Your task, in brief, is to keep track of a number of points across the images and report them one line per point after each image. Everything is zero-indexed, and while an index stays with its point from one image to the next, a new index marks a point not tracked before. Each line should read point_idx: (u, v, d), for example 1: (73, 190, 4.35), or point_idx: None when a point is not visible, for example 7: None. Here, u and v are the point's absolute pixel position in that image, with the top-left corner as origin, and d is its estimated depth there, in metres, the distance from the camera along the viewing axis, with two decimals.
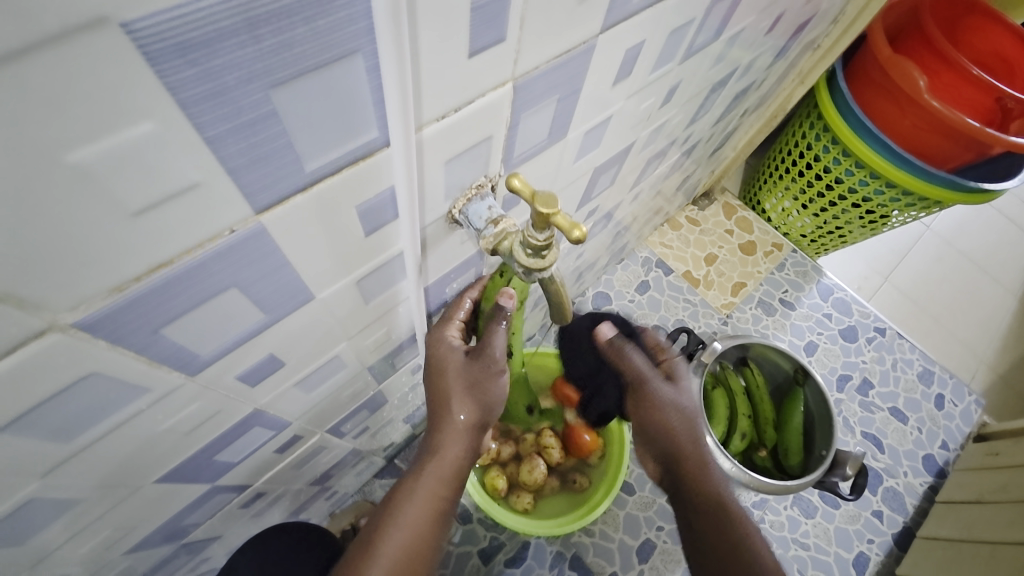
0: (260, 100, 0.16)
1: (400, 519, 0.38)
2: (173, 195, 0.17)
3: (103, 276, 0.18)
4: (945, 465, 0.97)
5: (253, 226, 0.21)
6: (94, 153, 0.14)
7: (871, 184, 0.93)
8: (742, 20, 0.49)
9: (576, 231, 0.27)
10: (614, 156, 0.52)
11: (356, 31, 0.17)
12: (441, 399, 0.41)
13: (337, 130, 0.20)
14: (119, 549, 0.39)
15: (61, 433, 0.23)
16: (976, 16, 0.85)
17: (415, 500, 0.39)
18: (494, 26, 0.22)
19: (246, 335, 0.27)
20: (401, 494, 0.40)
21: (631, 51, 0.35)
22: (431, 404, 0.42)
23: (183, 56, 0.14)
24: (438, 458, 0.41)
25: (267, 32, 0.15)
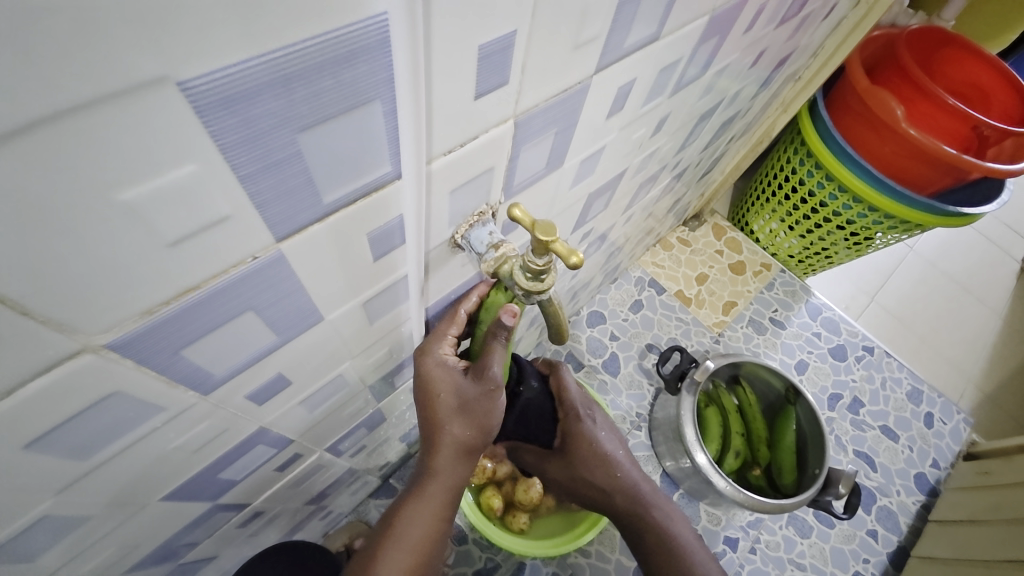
0: (288, 143, 0.18)
1: (398, 543, 0.40)
2: (205, 227, 0.18)
3: (136, 301, 0.19)
4: (936, 483, 0.98)
5: (273, 253, 0.22)
6: (140, 192, 0.16)
7: (854, 208, 0.96)
8: (727, 56, 0.52)
9: (574, 257, 0.29)
10: (608, 181, 0.55)
11: (378, 80, 0.19)
12: (434, 424, 0.40)
13: (355, 166, 0.22)
14: (118, 569, 0.39)
15: (80, 451, 0.24)
16: (952, 49, 0.90)
17: (412, 521, 0.41)
18: (498, 72, 0.24)
19: (258, 355, 0.28)
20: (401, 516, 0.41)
21: (623, 88, 0.38)
22: (424, 425, 0.41)
23: (228, 107, 0.16)
24: (436, 481, 0.41)
25: (299, 85, 0.17)
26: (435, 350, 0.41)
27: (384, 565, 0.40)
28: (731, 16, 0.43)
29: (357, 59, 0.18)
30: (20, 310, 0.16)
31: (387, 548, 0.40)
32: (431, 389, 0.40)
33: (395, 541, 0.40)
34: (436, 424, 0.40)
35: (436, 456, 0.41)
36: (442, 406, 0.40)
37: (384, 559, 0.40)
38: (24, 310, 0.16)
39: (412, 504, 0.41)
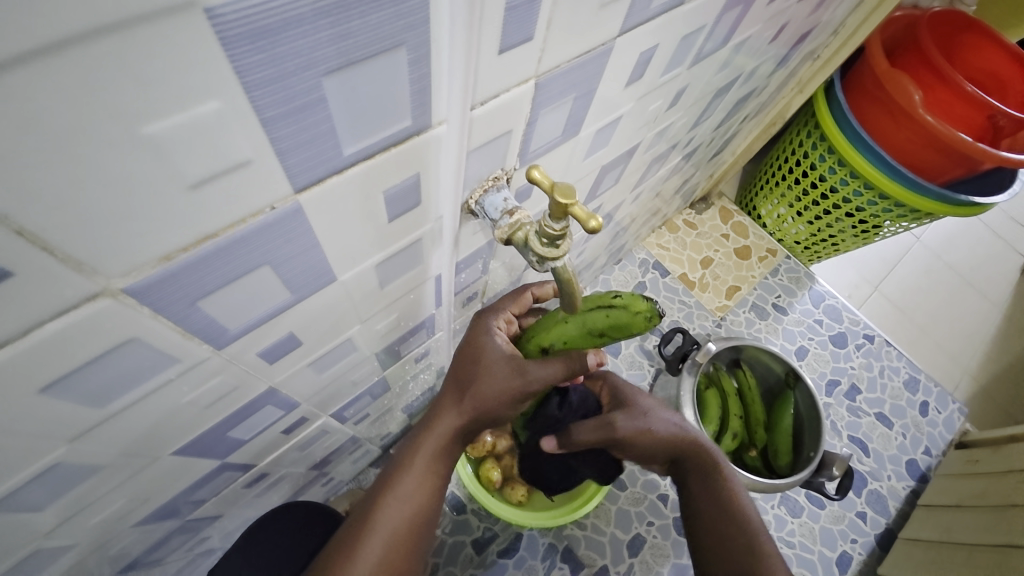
0: (312, 86, 0.18)
1: (400, 494, 0.41)
2: (227, 170, 0.18)
3: (155, 246, 0.19)
4: (927, 470, 1.00)
5: (292, 205, 0.22)
6: (164, 127, 0.15)
7: (865, 195, 0.95)
8: (748, 29, 0.50)
9: (593, 222, 0.28)
10: (620, 156, 0.54)
11: (405, 25, 0.19)
12: (459, 384, 0.42)
13: (378, 117, 0.21)
14: (129, 522, 0.39)
15: (97, 398, 0.24)
16: (974, 34, 0.88)
17: (411, 472, 0.42)
18: (524, 26, 0.24)
19: (272, 312, 0.28)
20: (401, 467, 0.42)
21: (644, 54, 0.37)
22: (449, 384, 0.43)
23: (254, 41, 0.15)
24: (436, 435, 0.42)
25: (327, 23, 0.16)
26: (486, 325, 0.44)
27: (382, 511, 0.40)
28: None
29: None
30: (40, 246, 0.16)
31: (387, 498, 0.41)
32: (470, 356, 0.42)
33: (396, 491, 0.41)
34: (459, 387, 0.42)
35: (445, 412, 0.43)
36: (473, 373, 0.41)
37: (382, 506, 0.41)
38: (43, 245, 0.16)
39: (413, 456, 0.42)
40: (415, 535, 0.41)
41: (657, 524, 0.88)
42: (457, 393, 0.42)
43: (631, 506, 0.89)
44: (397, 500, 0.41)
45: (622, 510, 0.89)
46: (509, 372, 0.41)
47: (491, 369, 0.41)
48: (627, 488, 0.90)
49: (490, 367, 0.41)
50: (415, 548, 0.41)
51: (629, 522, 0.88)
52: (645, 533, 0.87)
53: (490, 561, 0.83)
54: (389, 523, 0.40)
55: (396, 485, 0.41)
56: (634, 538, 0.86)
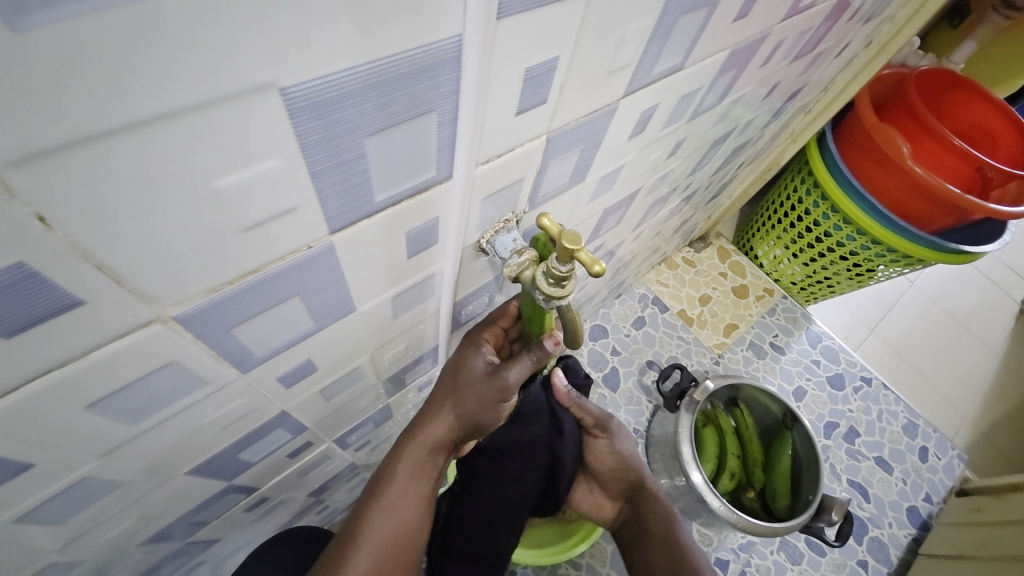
0: (357, 145, 0.20)
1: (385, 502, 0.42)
2: (277, 215, 0.20)
3: (204, 279, 0.21)
4: (928, 518, 0.99)
5: (325, 244, 0.24)
6: (231, 180, 0.18)
7: (857, 240, 0.99)
8: (743, 87, 0.54)
9: (597, 266, 0.31)
10: (622, 200, 0.57)
11: (438, 95, 0.21)
12: (441, 393, 0.43)
13: (408, 169, 0.24)
14: (136, 541, 0.40)
15: (131, 416, 0.25)
16: (960, 92, 0.93)
17: (393, 485, 0.42)
18: (539, 92, 0.27)
19: (295, 340, 0.30)
20: (384, 479, 0.43)
21: (646, 112, 0.40)
22: (433, 393, 0.44)
23: (316, 111, 0.18)
24: (414, 446, 0.42)
25: (375, 96, 0.19)
26: (477, 338, 0.45)
27: (368, 521, 0.41)
28: (751, 50, 0.46)
29: (423, 75, 0.20)
30: (112, 278, 0.18)
31: (373, 510, 0.41)
32: (453, 366, 0.44)
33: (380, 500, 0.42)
34: (439, 399, 0.43)
35: (426, 422, 0.43)
36: (455, 380, 0.43)
37: (369, 517, 0.41)
38: (116, 278, 0.18)
39: (395, 467, 0.42)
40: (401, 546, 0.42)
41: None
42: (438, 407, 0.43)
43: None
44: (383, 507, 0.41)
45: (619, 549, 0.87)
46: (485, 379, 0.41)
47: (472, 379, 0.42)
48: None
49: (470, 374, 0.42)
50: (406, 557, 0.42)
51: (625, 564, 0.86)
52: None
53: None
54: (375, 532, 0.41)
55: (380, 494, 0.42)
56: None
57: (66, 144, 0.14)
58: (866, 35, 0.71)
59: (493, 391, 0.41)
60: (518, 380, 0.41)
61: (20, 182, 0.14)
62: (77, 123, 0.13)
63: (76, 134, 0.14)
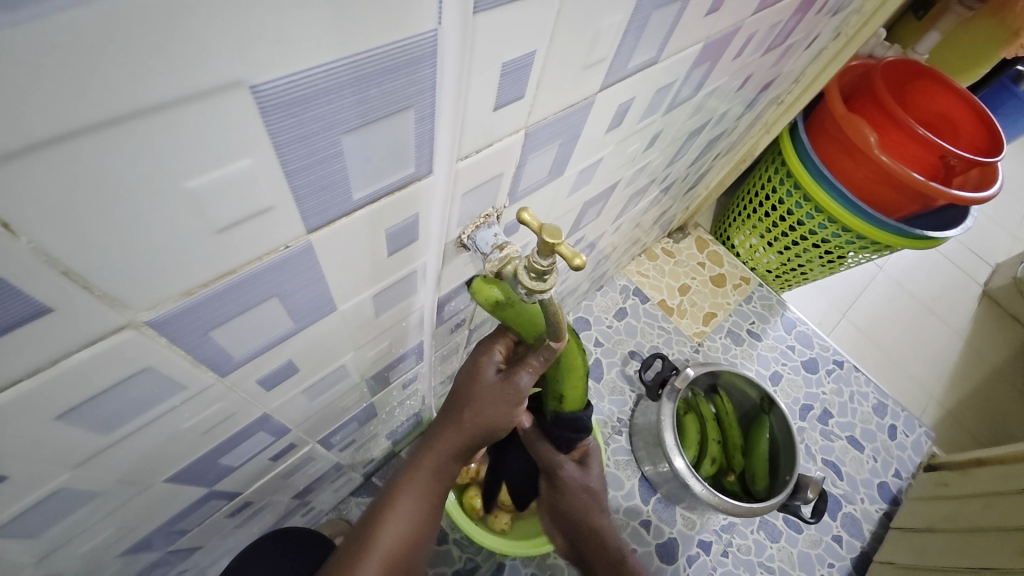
0: (333, 143, 0.20)
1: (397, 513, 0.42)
2: (252, 215, 0.20)
3: (178, 282, 0.20)
4: (898, 493, 1.03)
5: (303, 244, 0.24)
6: (203, 181, 0.17)
7: (829, 228, 1.02)
8: (718, 79, 0.55)
9: (577, 260, 0.31)
10: (602, 192, 0.57)
11: (415, 91, 0.21)
12: (457, 401, 0.44)
13: (385, 166, 0.24)
14: (114, 552, 0.39)
15: (105, 424, 0.24)
16: (925, 81, 0.96)
17: (409, 493, 0.43)
18: (516, 86, 0.27)
19: (275, 341, 0.30)
20: (399, 487, 0.43)
21: (623, 105, 0.40)
22: (449, 401, 0.45)
23: (290, 109, 0.17)
24: (432, 453, 0.44)
25: (351, 93, 0.19)
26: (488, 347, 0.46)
27: (382, 529, 0.41)
28: (723, 42, 0.46)
29: (398, 71, 0.20)
30: (81, 284, 0.17)
31: (387, 517, 0.42)
32: (467, 375, 0.45)
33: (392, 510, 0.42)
34: (455, 410, 0.44)
35: (443, 431, 0.44)
36: (471, 388, 0.44)
37: (383, 525, 0.41)
38: (84, 284, 0.17)
39: (412, 474, 0.43)
40: (413, 551, 0.42)
41: (640, 550, 0.89)
42: (455, 418, 0.44)
43: None
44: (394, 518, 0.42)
45: None
46: (501, 388, 0.43)
47: (490, 390, 0.43)
48: (610, 515, 0.91)
49: (488, 382, 0.44)
50: (413, 563, 0.43)
51: None
52: None
53: None
54: (388, 541, 0.41)
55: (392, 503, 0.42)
56: None
57: (24, 147, 0.13)
58: (835, 27, 0.72)
59: (510, 400, 0.43)
60: (528, 384, 0.43)
61: None
62: (35, 124, 0.13)
63: (34, 136, 0.13)
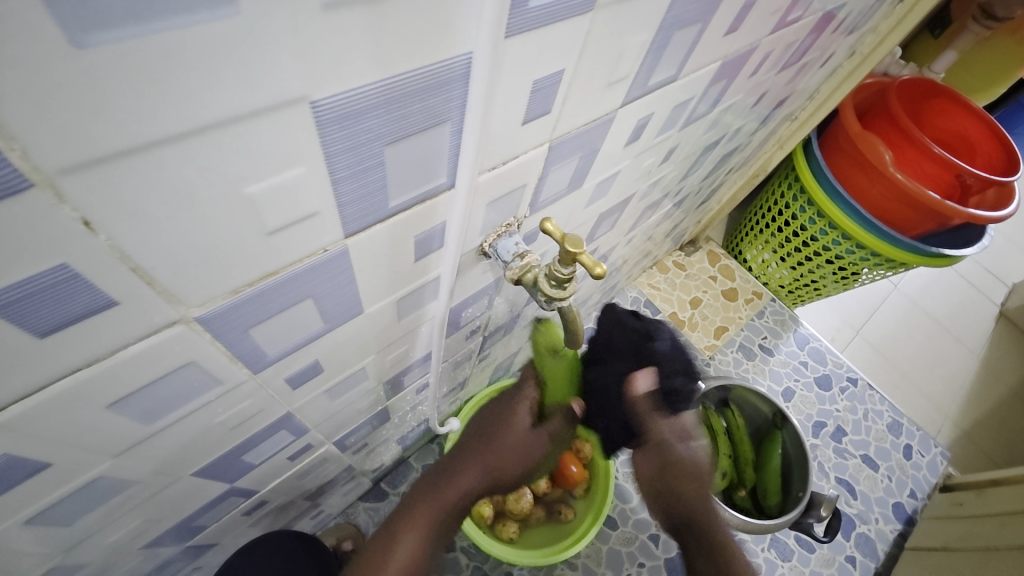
0: (376, 154, 0.21)
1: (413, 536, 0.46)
2: (299, 220, 0.21)
3: (228, 281, 0.22)
4: (913, 513, 1.01)
5: (340, 248, 0.25)
6: (261, 187, 0.19)
7: (842, 244, 1.02)
8: (733, 95, 0.56)
9: (598, 268, 0.32)
10: (617, 204, 0.58)
11: (452, 106, 0.23)
12: (490, 440, 0.53)
13: (420, 176, 0.25)
14: (137, 544, 0.40)
15: (147, 415, 0.26)
16: (940, 100, 0.97)
17: (428, 516, 0.47)
18: (544, 102, 0.28)
19: (305, 341, 0.31)
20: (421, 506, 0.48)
21: (641, 121, 0.42)
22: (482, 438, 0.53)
23: (341, 123, 0.19)
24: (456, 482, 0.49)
25: (396, 107, 0.20)
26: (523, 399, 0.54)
27: (405, 543, 0.46)
28: (739, 61, 0.48)
29: (438, 88, 0.21)
30: (145, 280, 0.19)
31: (406, 536, 0.46)
32: (503, 419, 0.54)
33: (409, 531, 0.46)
34: (483, 449, 0.52)
35: (471, 465, 0.51)
36: (507, 430, 0.53)
37: (404, 540, 0.46)
38: (148, 280, 0.19)
39: (434, 498, 0.48)
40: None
41: (648, 565, 0.88)
42: (481, 455, 0.52)
43: (622, 546, 0.89)
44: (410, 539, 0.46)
45: (613, 550, 0.89)
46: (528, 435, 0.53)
47: (519, 437, 0.53)
48: (619, 527, 0.91)
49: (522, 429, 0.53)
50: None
51: (620, 563, 0.88)
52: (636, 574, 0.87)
53: None
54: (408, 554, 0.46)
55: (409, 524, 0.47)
56: None
57: (114, 153, 0.14)
58: (849, 46, 0.73)
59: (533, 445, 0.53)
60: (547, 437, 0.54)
61: (70, 187, 0.14)
62: (127, 132, 0.14)
63: (126, 143, 0.14)
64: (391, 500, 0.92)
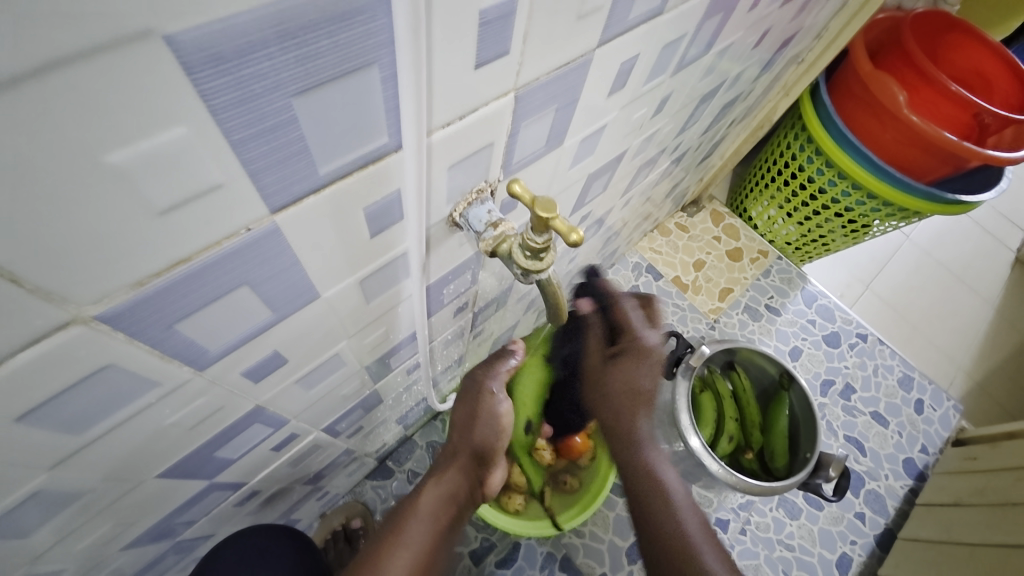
0: (282, 107, 0.18)
1: (420, 526, 0.47)
2: (198, 195, 0.18)
3: (126, 271, 0.18)
4: (924, 468, 1.00)
5: (268, 226, 0.22)
6: (129, 155, 0.15)
7: (853, 196, 0.96)
8: (730, 35, 0.51)
9: (574, 235, 0.29)
10: (608, 163, 0.54)
11: (376, 44, 0.19)
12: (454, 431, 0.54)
13: (353, 135, 0.21)
14: (116, 545, 0.39)
15: (73, 425, 0.23)
16: (958, 34, 0.89)
17: (418, 517, 0.48)
18: (499, 41, 0.24)
19: (253, 332, 0.28)
20: (404, 512, 0.48)
21: (626, 64, 0.37)
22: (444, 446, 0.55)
23: (216, 65, 0.15)
24: (432, 485, 0.51)
25: (293, 45, 0.16)
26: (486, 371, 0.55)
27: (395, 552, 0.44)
28: None
29: (353, 19, 0.17)
30: (6, 277, 0.16)
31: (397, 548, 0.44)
32: (464, 406, 0.54)
33: (410, 530, 0.46)
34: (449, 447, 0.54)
35: (448, 471, 0.52)
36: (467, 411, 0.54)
37: (395, 549, 0.44)
38: (10, 277, 0.16)
39: (415, 505, 0.49)
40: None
41: None
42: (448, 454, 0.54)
43: None
44: (420, 528, 0.47)
45: (621, 516, 0.88)
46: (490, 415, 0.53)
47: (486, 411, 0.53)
48: None
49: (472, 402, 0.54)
50: None
51: (628, 528, 0.88)
52: None
53: (489, 572, 0.83)
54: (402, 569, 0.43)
55: (409, 523, 0.47)
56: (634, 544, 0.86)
57: None
58: None
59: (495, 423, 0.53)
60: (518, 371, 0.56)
61: None
62: None
63: None
64: (397, 478, 0.91)
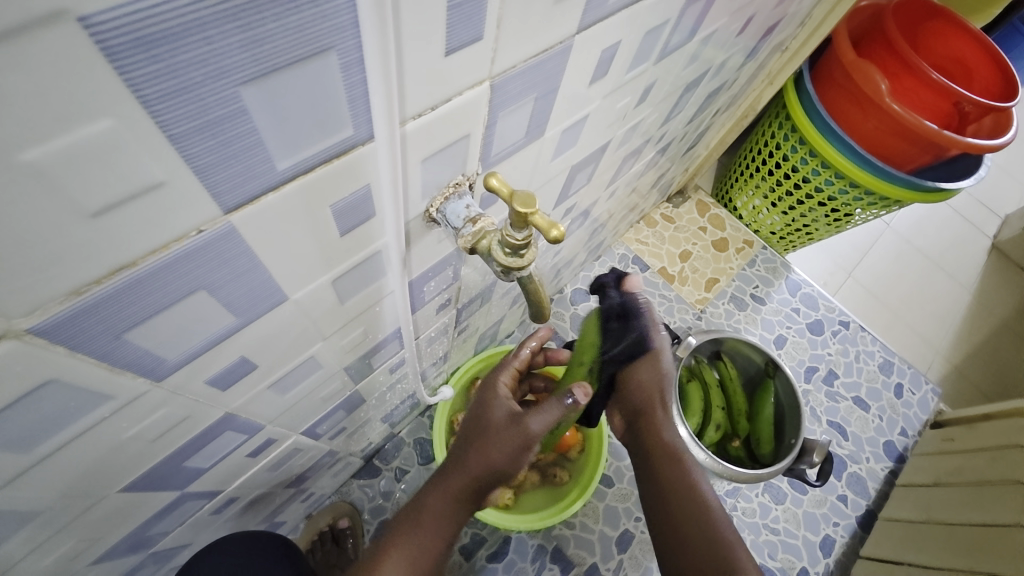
0: (228, 98, 0.16)
1: (416, 541, 0.44)
2: (136, 195, 0.16)
3: (60, 280, 0.17)
4: (904, 451, 1.02)
5: (222, 227, 0.20)
6: (47, 151, 0.14)
7: (836, 184, 0.96)
8: (715, 22, 0.50)
9: (554, 231, 0.28)
10: (592, 153, 0.52)
11: (332, 27, 0.17)
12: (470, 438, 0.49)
13: (312, 128, 0.20)
14: (84, 560, 0.37)
15: (19, 444, 0.22)
16: (938, 21, 0.89)
17: (414, 532, 0.45)
18: (471, 25, 0.22)
19: (216, 338, 0.26)
20: (403, 526, 0.46)
21: (607, 51, 0.36)
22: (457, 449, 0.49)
23: (147, 50, 0.13)
24: (437, 493, 0.47)
25: (236, 28, 0.15)
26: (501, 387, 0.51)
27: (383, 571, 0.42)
28: None
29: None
30: None
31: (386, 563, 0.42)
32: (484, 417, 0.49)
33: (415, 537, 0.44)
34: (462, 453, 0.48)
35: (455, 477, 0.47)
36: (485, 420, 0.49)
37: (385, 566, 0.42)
38: None
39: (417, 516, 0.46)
40: None
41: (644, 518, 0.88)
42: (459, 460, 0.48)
43: (618, 503, 0.89)
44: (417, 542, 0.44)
45: (610, 507, 0.89)
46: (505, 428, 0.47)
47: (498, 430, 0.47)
48: (614, 485, 0.91)
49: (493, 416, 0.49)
50: None
51: (617, 519, 0.88)
52: (634, 528, 0.87)
53: (479, 567, 0.82)
54: None
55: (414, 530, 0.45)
56: (623, 534, 0.87)
57: None
58: None
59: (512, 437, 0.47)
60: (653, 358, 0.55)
61: None
62: None
63: None
64: (384, 476, 0.90)
